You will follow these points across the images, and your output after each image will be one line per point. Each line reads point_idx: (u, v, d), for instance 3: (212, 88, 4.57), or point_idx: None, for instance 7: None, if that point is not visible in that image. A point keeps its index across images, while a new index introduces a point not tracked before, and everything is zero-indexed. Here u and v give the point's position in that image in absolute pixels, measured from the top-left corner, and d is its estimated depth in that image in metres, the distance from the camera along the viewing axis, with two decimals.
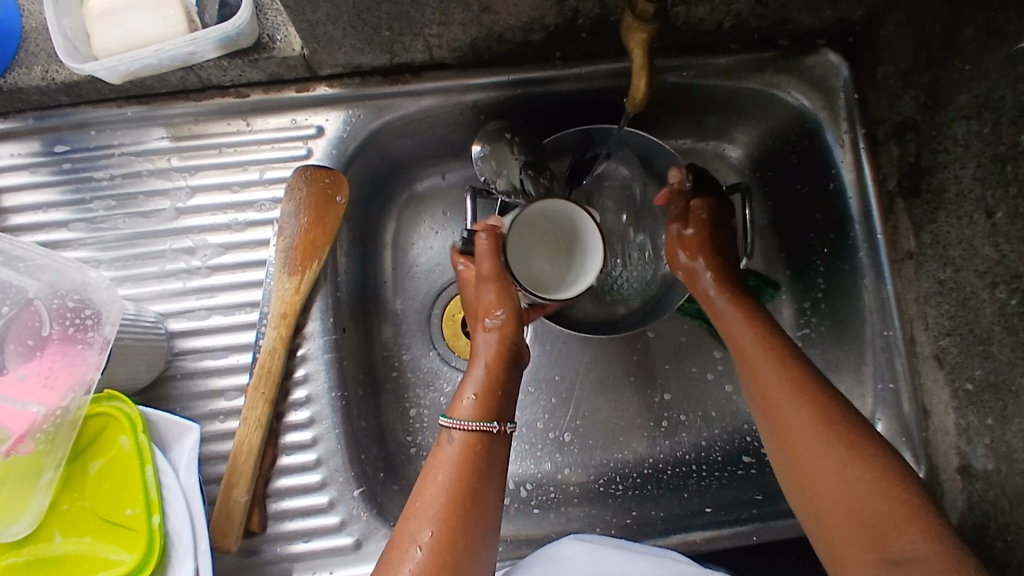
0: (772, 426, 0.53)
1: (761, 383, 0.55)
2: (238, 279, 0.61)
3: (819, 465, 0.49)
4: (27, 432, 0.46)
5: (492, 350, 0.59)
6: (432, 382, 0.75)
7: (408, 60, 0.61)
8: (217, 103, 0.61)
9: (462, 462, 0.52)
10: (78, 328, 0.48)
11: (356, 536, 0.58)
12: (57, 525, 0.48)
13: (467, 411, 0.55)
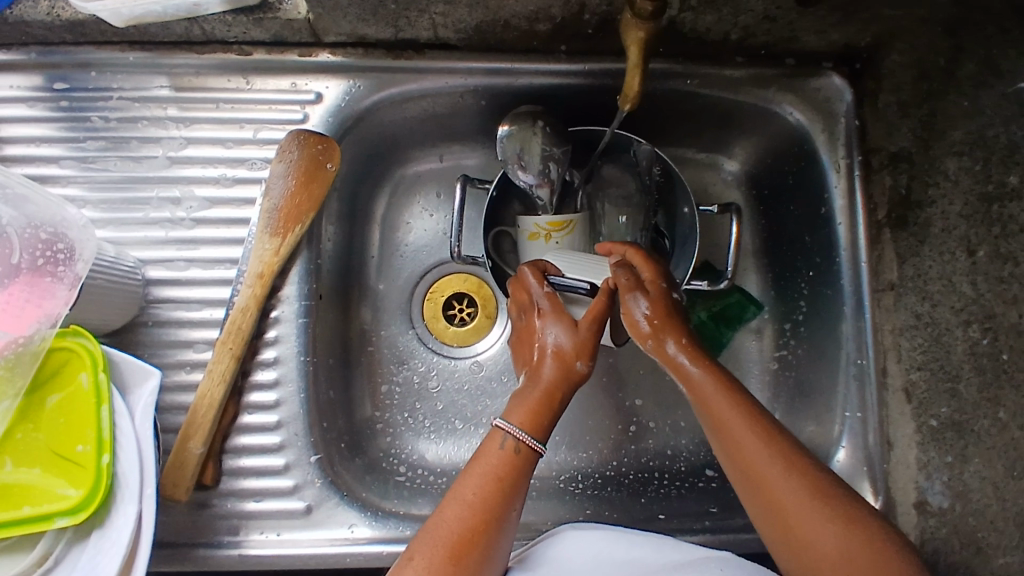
0: (760, 504, 0.49)
1: (739, 453, 0.51)
2: (220, 235, 0.61)
3: (819, 543, 0.45)
4: None
5: (561, 386, 0.58)
6: (406, 361, 0.75)
7: (413, 36, 0.61)
8: (220, 58, 0.62)
9: (514, 460, 0.53)
10: (48, 261, 0.49)
11: (306, 502, 0.58)
12: (8, 453, 0.49)
13: (537, 434, 0.54)
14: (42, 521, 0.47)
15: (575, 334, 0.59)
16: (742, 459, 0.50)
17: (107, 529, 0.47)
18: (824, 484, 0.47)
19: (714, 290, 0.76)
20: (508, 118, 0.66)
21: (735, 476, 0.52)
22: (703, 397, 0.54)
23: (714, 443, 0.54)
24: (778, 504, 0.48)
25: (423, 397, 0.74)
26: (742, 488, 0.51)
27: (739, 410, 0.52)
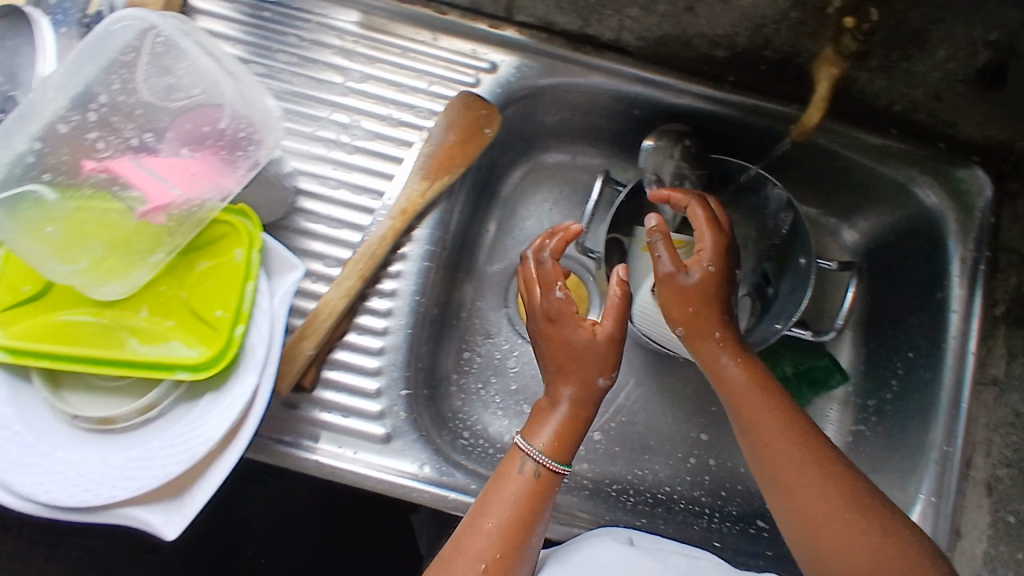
0: (787, 507, 0.51)
1: (770, 451, 0.53)
2: (373, 167, 0.65)
3: (851, 550, 0.47)
4: (163, 208, 0.50)
5: (586, 403, 0.57)
6: (491, 336, 0.78)
7: (597, 33, 0.64)
8: (416, 11, 0.66)
9: (539, 490, 0.53)
10: (235, 141, 0.52)
11: (387, 429, 0.61)
12: (146, 301, 0.53)
13: (555, 458, 0.55)
14: (167, 370, 0.50)
15: (593, 349, 0.57)
16: (771, 458, 0.53)
17: (223, 394, 0.50)
18: (853, 486, 0.50)
19: (801, 348, 0.76)
20: (650, 136, 0.70)
21: (762, 476, 0.54)
22: (734, 392, 0.56)
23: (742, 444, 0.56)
24: (808, 501, 0.50)
25: (500, 373, 0.77)
26: (768, 488, 0.53)
27: (772, 410, 0.55)
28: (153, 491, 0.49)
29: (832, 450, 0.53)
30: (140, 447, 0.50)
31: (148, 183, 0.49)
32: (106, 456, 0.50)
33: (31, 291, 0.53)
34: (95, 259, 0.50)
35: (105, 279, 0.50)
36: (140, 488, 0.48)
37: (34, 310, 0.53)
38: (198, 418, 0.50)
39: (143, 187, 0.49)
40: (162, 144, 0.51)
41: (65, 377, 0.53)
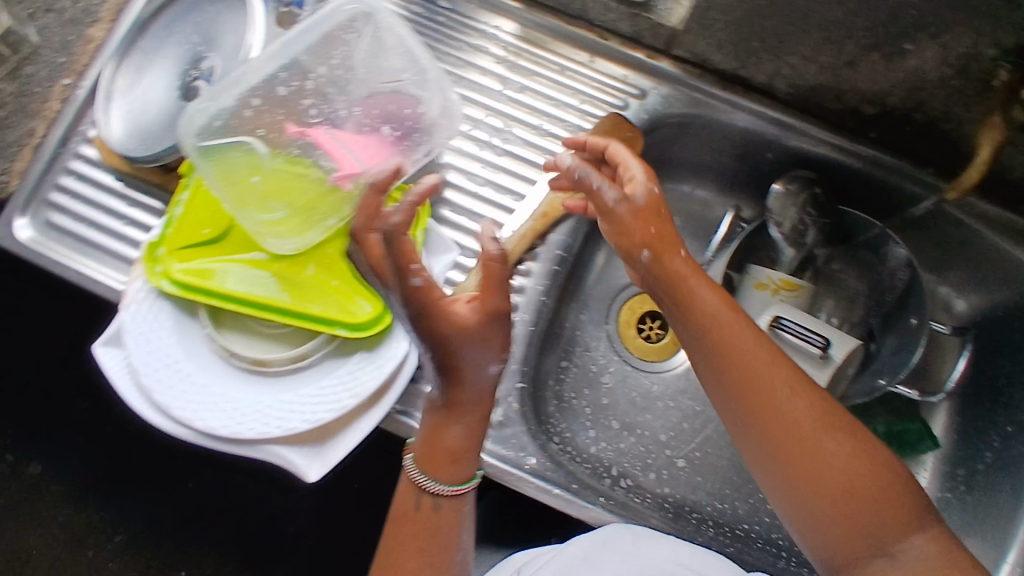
0: (762, 433, 0.51)
1: (748, 373, 0.52)
2: (518, 171, 0.69)
3: (833, 469, 0.49)
4: (350, 178, 0.55)
5: (482, 405, 0.54)
6: (590, 350, 0.81)
7: (749, 75, 0.67)
8: (580, 34, 0.71)
9: (445, 524, 0.55)
10: (410, 130, 0.57)
11: (498, 418, 0.65)
12: (313, 260, 0.57)
13: (454, 479, 0.54)
14: (327, 324, 0.55)
15: (469, 331, 0.50)
16: (750, 384, 0.52)
17: (377, 354, 0.54)
18: (829, 405, 0.52)
19: (898, 406, 0.77)
20: (778, 180, 0.73)
21: (728, 401, 0.53)
22: (706, 311, 0.54)
23: (707, 371, 0.54)
24: (790, 422, 0.50)
25: (594, 386, 0.80)
26: (739, 415, 0.52)
27: (745, 331, 0.54)
28: (301, 433, 0.53)
29: (798, 367, 0.53)
30: (293, 392, 0.54)
31: (339, 154, 0.55)
32: (261, 395, 0.54)
33: (211, 234, 0.57)
34: (284, 218, 0.55)
35: (289, 235, 0.55)
36: (292, 429, 0.52)
37: (212, 250, 0.57)
38: (351, 374, 0.54)
39: (336, 158, 0.55)
40: (348, 120, 0.56)
41: (225, 319, 0.57)
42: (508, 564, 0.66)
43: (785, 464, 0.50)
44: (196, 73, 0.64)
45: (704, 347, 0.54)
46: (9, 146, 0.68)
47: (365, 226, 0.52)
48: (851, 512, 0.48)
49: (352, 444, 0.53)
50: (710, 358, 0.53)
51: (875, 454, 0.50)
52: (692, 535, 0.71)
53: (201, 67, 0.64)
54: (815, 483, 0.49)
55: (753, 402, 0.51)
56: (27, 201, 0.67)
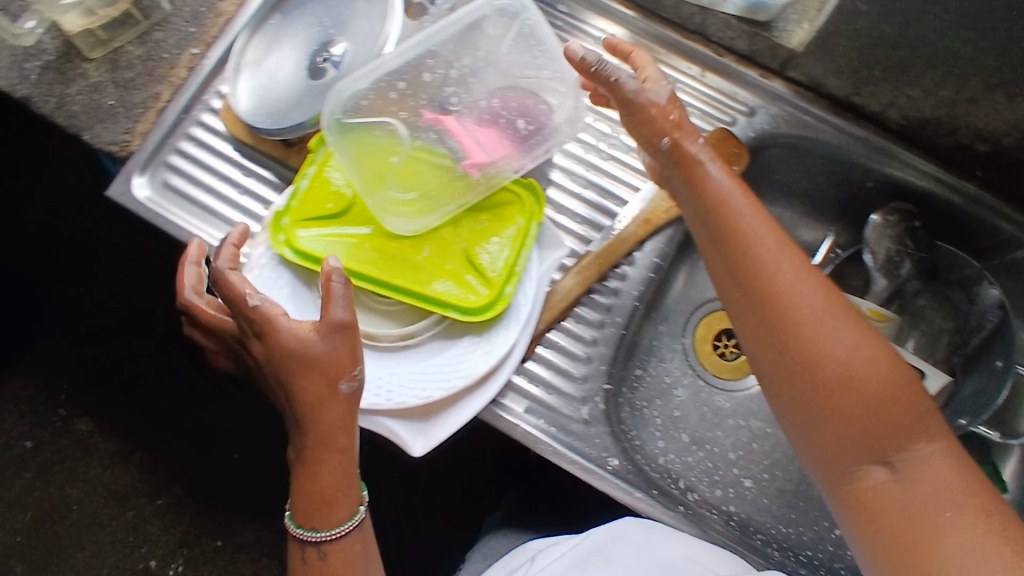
0: (762, 308, 0.52)
1: (753, 264, 0.53)
2: (620, 177, 0.69)
3: (834, 350, 0.49)
4: (474, 167, 0.59)
5: (350, 440, 0.53)
6: (665, 361, 0.82)
7: (862, 103, 0.68)
8: (693, 48, 0.72)
9: (344, 570, 0.52)
10: (529, 130, 0.59)
11: (585, 416, 0.66)
12: (428, 244, 0.59)
13: (341, 517, 0.53)
14: (442, 306, 0.57)
15: (309, 359, 0.51)
16: (755, 259, 0.53)
17: (486, 339, 0.56)
18: (841, 301, 0.52)
19: (972, 448, 0.72)
20: (876, 212, 0.74)
21: (732, 279, 0.54)
22: (722, 203, 0.56)
23: (713, 252, 0.56)
24: (791, 312, 0.51)
25: (666, 397, 0.81)
26: (741, 294, 0.53)
27: (759, 227, 0.55)
28: (407, 408, 0.55)
29: (812, 263, 0.53)
30: (402, 368, 0.56)
31: (467, 143, 0.59)
32: (372, 368, 0.56)
33: (333, 209, 0.60)
34: (412, 200, 0.58)
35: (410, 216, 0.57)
36: (401, 402, 0.54)
37: (332, 225, 0.60)
38: (459, 356, 0.56)
39: (463, 147, 0.59)
40: (474, 112, 0.60)
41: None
42: (522, 553, 0.67)
43: (783, 352, 0.51)
44: (325, 55, 0.66)
45: (716, 239, 0.56)
46: (135, 107, 0.71)
47: (189, 300, 0.60)
48: (842, 404, 0.49)
49: (456, 423, 0.54)
50: (721, 249, 0.55)
51: (882, 353, 0.49)
52: (770, 557, 0.69)
53: (331, 50, 0.66)
54: (808, 370, 0.50)
55: (756, 291, 0.52)
56: (147, 161, 0.70)
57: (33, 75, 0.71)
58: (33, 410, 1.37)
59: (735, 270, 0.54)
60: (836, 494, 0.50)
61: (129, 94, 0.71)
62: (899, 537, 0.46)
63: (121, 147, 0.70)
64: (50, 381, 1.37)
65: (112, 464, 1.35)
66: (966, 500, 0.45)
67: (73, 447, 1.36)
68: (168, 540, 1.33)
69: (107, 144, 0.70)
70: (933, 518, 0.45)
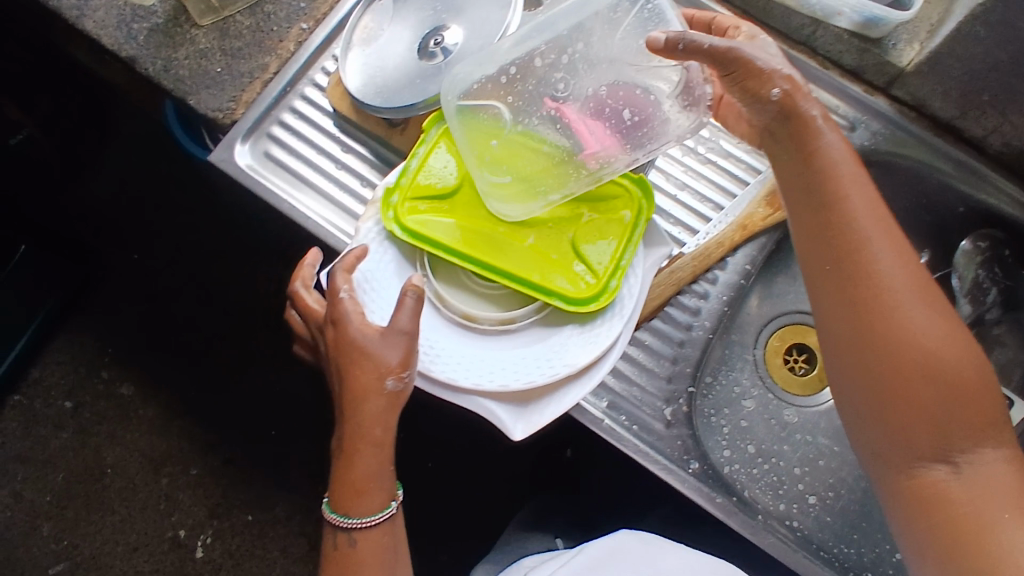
0: (854, 289, 0.52)
1: (851, 240, 0.53)
2: (717, 182, 0.70)
3: (920, 341, 0.51)
4: (590, 157, 0.59)
5: (386, 435, 0.55)
6: (735, 370, 0.82)
7: (964, 127, 0.68)
8: (798, 58, 0.71)
9: (369, 558, 0.56)
10: (643, 125, 0.58)
11: (668, 416, 0.66)
12: (533, 231, 0.60)
13: (372, 507, 0.56)
14: (545, 294, 0.57)
15: (366, 348, 0.53)
16: (856, 240, 0.53)
17: (588, 330, 0.57)
18: (927, 286, 0.53)
19: None
20: (966, 238, 0.73)
21: (827, 253, 0.54)
22: (831, 172, 0.53)
23: (810, 220, 0.55)
24: (880, 294, 0.52)
25: (735, 407, 0.80)
26: (833, 271, 0.53)
27: (863, 199, 0.53)
28: (506, 391, 0.56)
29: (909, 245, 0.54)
30: (503, 350, 0.57)
31: (580, 134, 0.59)
32: (474, 348, 0.57)
33: (439, 190, 0.61)
34: (509, 182, 0.59)
35: (511, 202, 0.59)
36: (503, 385, 0.55)
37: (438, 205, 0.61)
38: (560, 344, 0.57)
39: (576, 139, 0.59)
40: (583, 101, 0.59)
41: (442, 271, 0.60)
42: (516, 569, 0.69)
43: (867, 332, 0.52)
44: (436, 39, 0.67)
45: (816, 207, 0.54)
46: (242, 77, 0.72)
47: (297, 289, 0.61)
48: (914, 394, 0.51)
49: (555, 410, 0.55)
50: (817, 218, 0.54)
51: (959, 346, 0.51)
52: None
53: (443, 33, 0.67)
54: (889, 355, 0.51)
55: (849, 270, 0.53)
56: (250, 131, 0.71)
57: (144, 37, 0.72)
58: (79, 369, 1.38)
59: (832, 244, 0.53)
60: (888, 473, 0.53)
61: (237, 63, 0.72)
62: (952, 526, 0.49)
63: (226, 114, 0.71)
64: (99, 342, 1.39)
65: (150, 430, 1.36)
66: (1016, 503, 0.49)
67: (115, 409, 1.37)
68: (199, 511, 1.32)
69: (212, 110, 0.71)
70: (992, 518, 0.48)
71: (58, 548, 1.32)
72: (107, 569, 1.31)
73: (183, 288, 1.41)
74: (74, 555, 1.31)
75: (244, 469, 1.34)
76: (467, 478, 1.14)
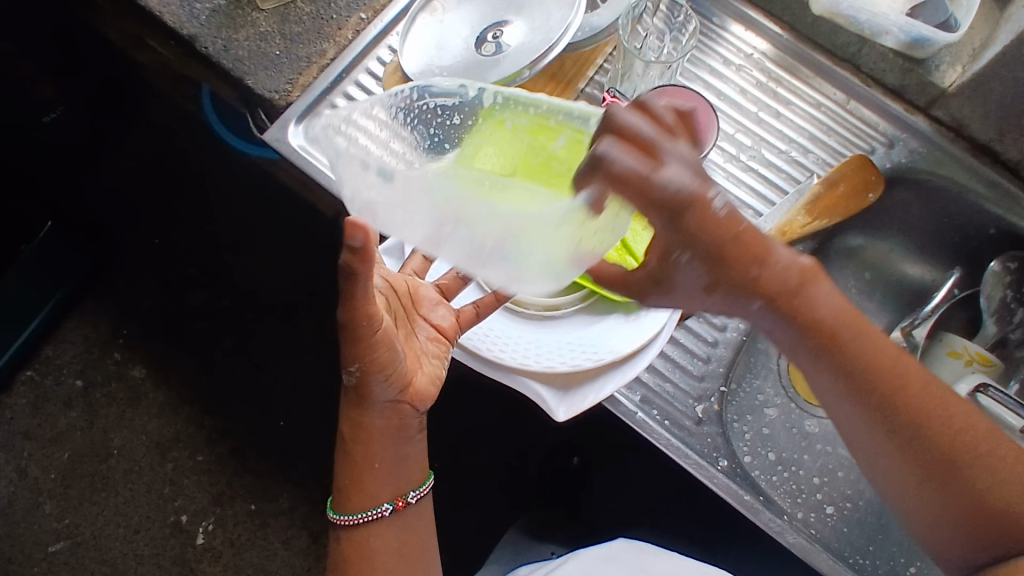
0: (923, 456, 0.52)
1: (868, 373, 0.51)
2: (760, 190, 0.72)
3: (1005, 481, 0.52)
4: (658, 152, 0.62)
5: (356, 435, 0.57)
6: (759, 378, 0.83)
7: (1001, 149, 0.70)
8: (842, 75, 0.74)
9: (357, 556, 0.61)
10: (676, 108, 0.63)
11: (699, 414, 0.67)
12: None
13: (355, 506, 0.60)
14: (595, 283, 0.60)
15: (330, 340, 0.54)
16: (909, 404, 0.51)
17: (635, 318, 0.59)
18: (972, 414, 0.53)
19: None
20: (994, 259, 0.75)
21: (885, 434, 0.52)
22: (863, 332, 0.51)
23: (848, 423, 0.54)
24: (927, 422, 0.52)
25: (758, 413, 0.82)
26: (894, 443, 0.52)
27: (844, 320, 0.50)
28: (552, 373, 0.58)
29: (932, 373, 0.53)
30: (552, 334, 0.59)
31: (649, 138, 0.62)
32: (520, 328, 0.60)
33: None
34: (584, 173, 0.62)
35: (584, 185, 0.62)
36: (551, 366, 0.58)
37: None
38: (606, 330, 0.59)
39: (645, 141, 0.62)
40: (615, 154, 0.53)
41: None
42: None
43: (951, 489, 0.52)
44: (496, 33, 0.69)
45: (864, 396, 0.51)
46: (301, 61, 0.74)
47: None
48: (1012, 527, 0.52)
49: (597, 395, 0.57)
50: (834, 368, 0.51)
51: (966, 414, 0.53)
52: None
53: (503, 29, 0.69)
54: (977, 504, 0.52)
55: (910, 434, 0.52)
56: (304, 112, 0.73)
57: (206, 17, 0.74)
58: (91, 348, 1.36)
59: (885, 435, 0.52)
60: (972, 561, 0.55)
61: (296, 48, 0.75)
62: None
63: (281, 96, 0.73)
64: (115, 323, 1.36)
65: (160, 414, 1.33)
66: None
67: (124, 392, 1.34)
68: (202, 497, 1.29)
69: (269, 91, 0.73)
70: None
71: (58, 527, 1.28)
72: (107, 551, 1.27)
73: (195, 276, 1.39)
74: (74, 536, 1.27)
75: (251, 458, 1.30)
76: (478, 476, 1.15)
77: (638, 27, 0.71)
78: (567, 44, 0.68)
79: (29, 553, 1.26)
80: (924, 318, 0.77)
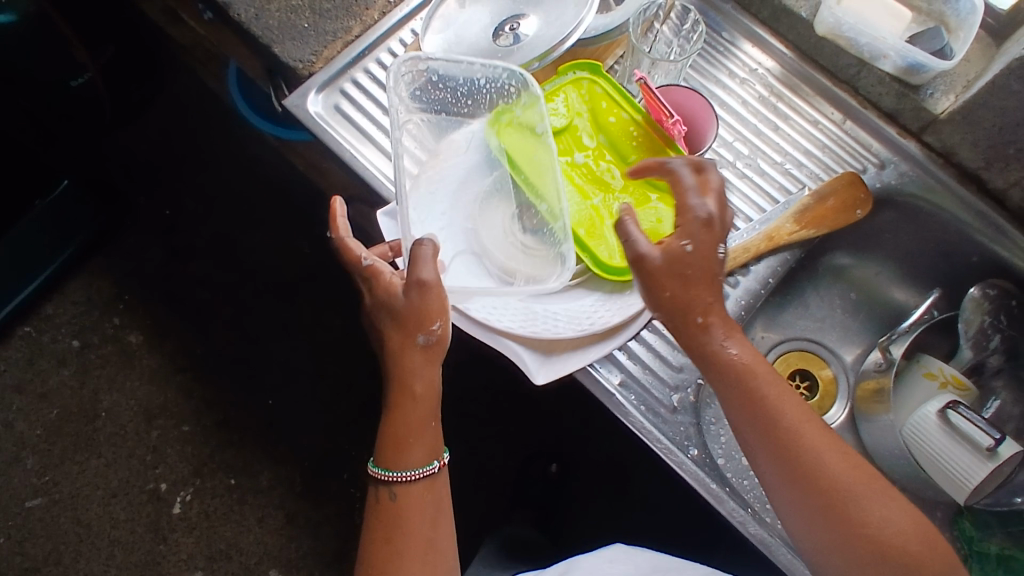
0: (808, 496, 0.57)
1: (764, 417, 0.58)
2: (753, 197, 0.75)
3: (883, 525, 0.55)
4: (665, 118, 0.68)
5: (426, 391, 0.62)
6: None
7: (988, 178, 0.73)
8: (840, 97, 0.77)
9: (408, 508, 0.63)
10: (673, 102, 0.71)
11: (675, 402, 0.69)
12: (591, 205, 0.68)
13: (414, 461, 0.63)
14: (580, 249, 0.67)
15: (395, 311, 0.61)
16: (797, 449, 0.57)
17: (615, 296, 0.66)
18: (862, 467, 0.58)
19: None
20: (974, 285, 0.76)
21: (777, 471, 0.58)
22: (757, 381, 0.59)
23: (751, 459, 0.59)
24: (811, 464, 0.57)
25: None
26: (783, 482, 0.57)
27: (751, 365, 0.59)
28: (535, 340, 0.65)
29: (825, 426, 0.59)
30: (537, 304, 0.66)
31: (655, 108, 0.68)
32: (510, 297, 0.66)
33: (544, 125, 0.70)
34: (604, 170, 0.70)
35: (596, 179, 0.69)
36: (531, 332, 0.64)
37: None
38: (589, 306, 0.66)
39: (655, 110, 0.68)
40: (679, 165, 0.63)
41: (488, 228, 0.68)
42: None
43: (836, 531, 0.56)
44: (513, 25, 0.72)
45: (761, 431, 0.58)
46: (326, 34, 0.77)
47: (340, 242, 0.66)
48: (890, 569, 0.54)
49: (575, 363, 0.64)
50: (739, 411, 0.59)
51: (855, 465, 0.58)
52: None
53: (520, 21, 0.72)
54: (859, 546, 0.55)
55: (797, 472, 0.57)
56: (326, 83, 0.77)
57: None
58: (91, 311, 1.37)
59: (775, 471, 0.58)
60: None
61: (323, 22, 0.78)
62: None
63: (304, 65, 0.76)
64: (117, 289, 1.38)
65: (150, 381, 1.34)
66: None
67: (118, 355, 1.35)
68: (183, 467, 1.29)
69: (294, 60, 0.76)
70: None
71: (38, 483, 1.28)
72: (83, 511, 1.27)
73: (203, 248, 1.41)
74: (52, 493, 1.28)
75: (235, 433, 1.31)
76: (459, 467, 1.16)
77: (648, 32, 0.75)
78: (577, 39, 0.71)
79: (5, 507, 1.27)
80: (901, 335, 0.78)
